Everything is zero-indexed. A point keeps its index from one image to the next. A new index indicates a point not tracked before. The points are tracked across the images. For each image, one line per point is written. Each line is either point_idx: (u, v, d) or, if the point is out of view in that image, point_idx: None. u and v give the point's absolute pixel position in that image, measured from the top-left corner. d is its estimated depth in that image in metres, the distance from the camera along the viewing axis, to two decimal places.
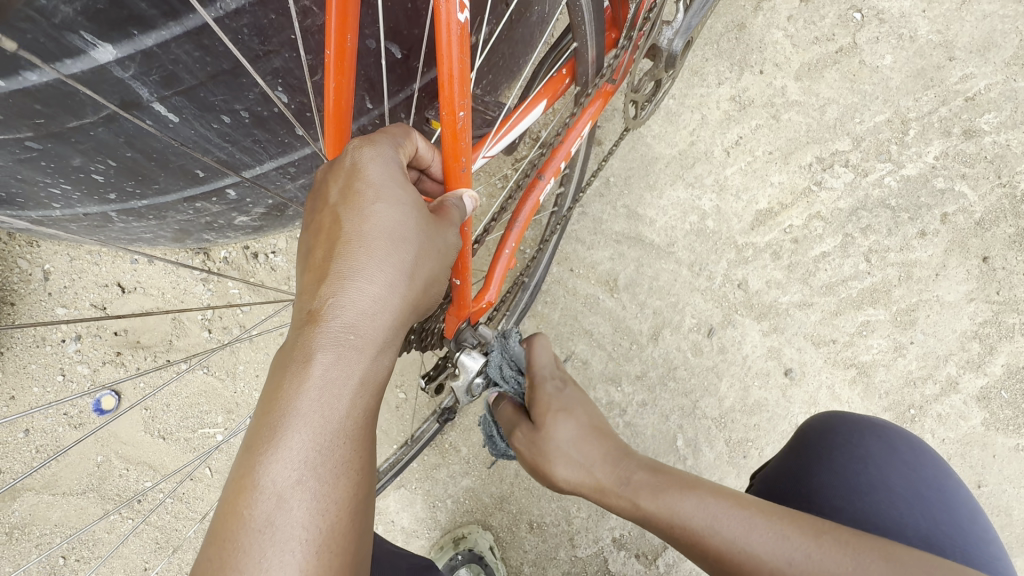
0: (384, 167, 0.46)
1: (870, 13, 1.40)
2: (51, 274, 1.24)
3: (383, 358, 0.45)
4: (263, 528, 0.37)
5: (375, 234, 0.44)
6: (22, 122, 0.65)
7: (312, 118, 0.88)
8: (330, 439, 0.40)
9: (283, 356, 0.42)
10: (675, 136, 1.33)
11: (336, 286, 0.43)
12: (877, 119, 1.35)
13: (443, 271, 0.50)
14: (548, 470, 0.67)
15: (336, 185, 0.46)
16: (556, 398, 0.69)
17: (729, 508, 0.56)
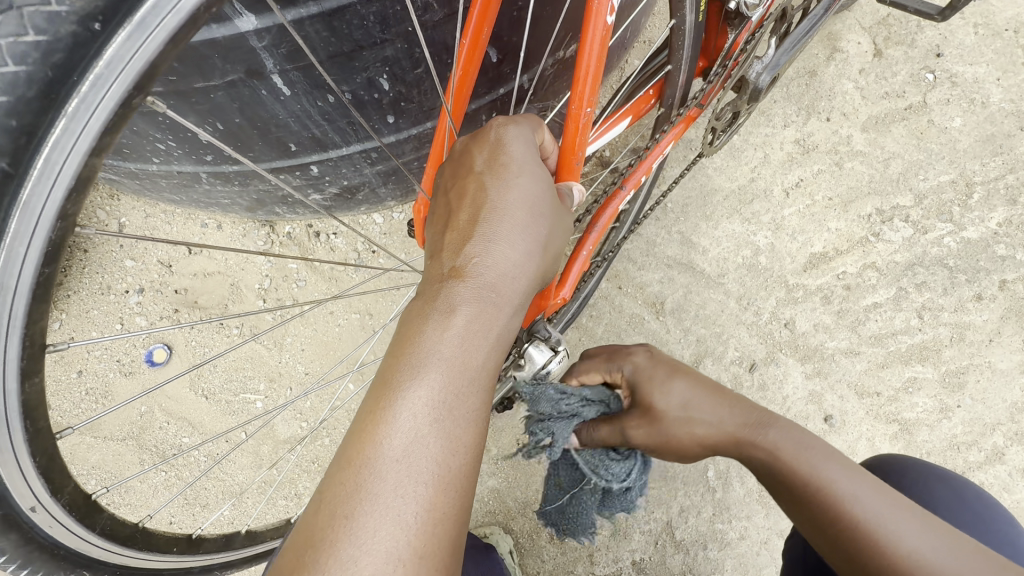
0: (523, 146, 0.53)
1: (942, 75, 1.43)
2: (126, 227, 1.30)
3: (510, 319, 0.50)
4: (402, 452, 0.42)
5: (515, 204, 0.50)
6: (157, 77, 0.70)
7: (404, 108, 0.93)
8: (464, 382, 0.45)
9: (425, 305, 0.47)
10: (736, 171, 1.35)
11: (480, 247, 0.49)
12: (941, 178, 1.35)
13: (562, 248, 0.55)
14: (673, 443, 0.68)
15: (481, 158, 0.52)
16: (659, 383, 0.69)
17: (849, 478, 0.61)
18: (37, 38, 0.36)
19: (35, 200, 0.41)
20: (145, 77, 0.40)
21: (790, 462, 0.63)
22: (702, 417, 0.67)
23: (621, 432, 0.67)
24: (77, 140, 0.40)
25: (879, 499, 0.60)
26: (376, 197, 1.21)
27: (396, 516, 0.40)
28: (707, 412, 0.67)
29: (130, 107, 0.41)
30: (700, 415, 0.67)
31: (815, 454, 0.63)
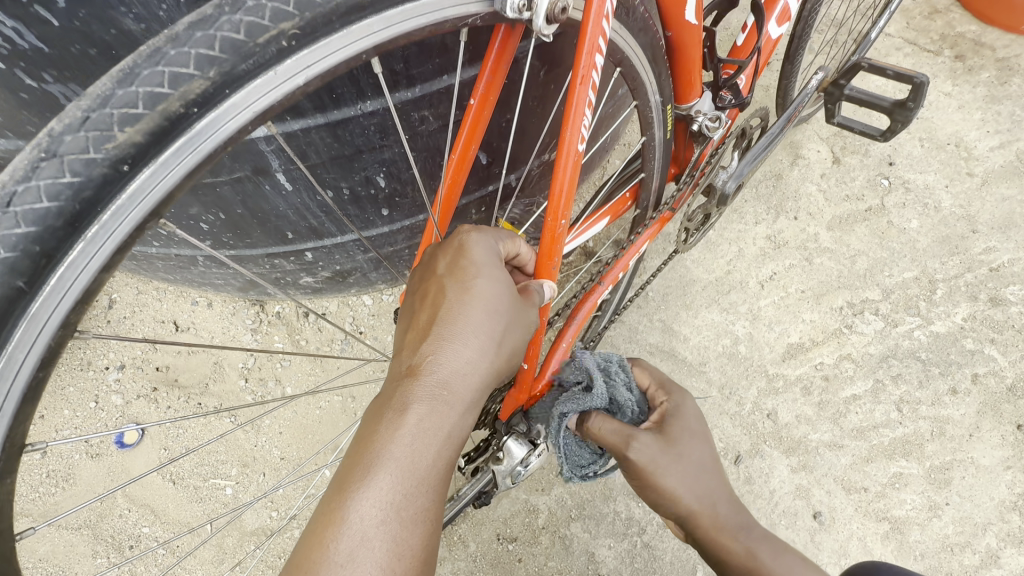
0: (482, 247, 0.57)
1: (896, 182, 1.56)
2: (115, 303, 1.32)
3: (466, 416, 0.51)
4: (347, 556, 0.42)
5: (472, 302, 0.53)
6: None
7: (398, 202, 0.99)
8: (414, 482, 0.46)
9: (381, 402, 0.49)
10: (712, 263, 1.42)
11: (436, 345, 0.51)
12: (905, 275, 1.43)
13: (524, 342, 0.57)
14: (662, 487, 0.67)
15: (442, 261, 0.56)
16: (683, 421, 0.71)
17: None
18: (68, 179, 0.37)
19: (43, 310, 0.39)
20: (164, 201, 0.42)
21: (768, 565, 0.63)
22: (698, 483, 0.67)
23: (627, 445, 0.68)
24: (93, 257, 0.40)
25: None
26: (367, 281, 1.25)
27: None
28: (705, 479, 0.67)
29: (144, 228, 0.42)
30: (696, 478, 0.67)
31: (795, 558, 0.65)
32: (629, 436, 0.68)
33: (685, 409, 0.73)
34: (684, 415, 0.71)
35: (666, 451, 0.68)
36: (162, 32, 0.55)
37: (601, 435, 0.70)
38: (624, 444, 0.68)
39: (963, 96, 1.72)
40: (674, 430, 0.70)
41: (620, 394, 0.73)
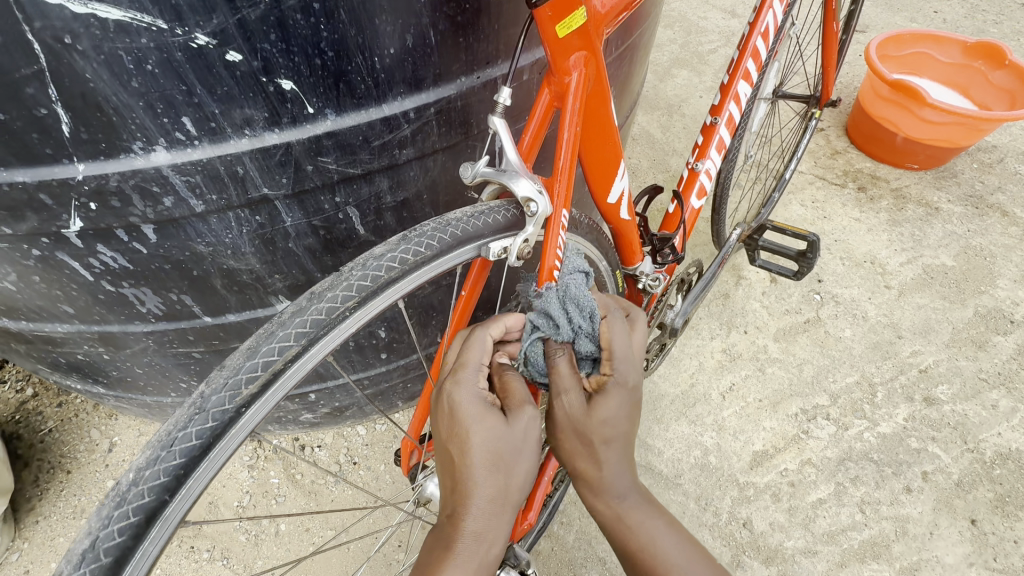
0: (468, 401, 0.66)
1: (827, 296, 1.80)
2: (117, 446, 1.37)
3: (494, 547, 0.64)
4: None
5: (480, 448, 0.64)
6: (203, 342, 0.88)
7: (396, 346, 1.14)
8: None
9: (430, 551, 0.63)
10: (676, 377, 1.58)
11: (462, 496, 0.64)
12: (847, 380, 1.60)
13: (529, 458, 0.67)
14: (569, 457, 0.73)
15: (444, 424, 0.67)
16: (603, 414, 0.71)
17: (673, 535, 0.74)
18: (211, 424, 0.49)
19: (172, 514, 0.49)
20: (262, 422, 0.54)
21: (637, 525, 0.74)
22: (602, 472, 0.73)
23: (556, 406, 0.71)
24: (212, 470, 0.51)
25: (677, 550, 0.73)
26: (362, 413, 1.35)
27: None
28: (603, 464, 0.72)
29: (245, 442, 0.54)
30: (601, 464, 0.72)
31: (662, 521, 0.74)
32: (558, 392, 0.70)
33: (620, 387, 0.72)
34: (609, 404, 0.71)
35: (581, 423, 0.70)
36: (225, 251, 0.72)
37: (553, 372, 0.71)
38: (554, 396, 0.71)
39: (870, 220, 2.05)
40: (597, 408, 0.70)
41: (582, 347, 0.72)
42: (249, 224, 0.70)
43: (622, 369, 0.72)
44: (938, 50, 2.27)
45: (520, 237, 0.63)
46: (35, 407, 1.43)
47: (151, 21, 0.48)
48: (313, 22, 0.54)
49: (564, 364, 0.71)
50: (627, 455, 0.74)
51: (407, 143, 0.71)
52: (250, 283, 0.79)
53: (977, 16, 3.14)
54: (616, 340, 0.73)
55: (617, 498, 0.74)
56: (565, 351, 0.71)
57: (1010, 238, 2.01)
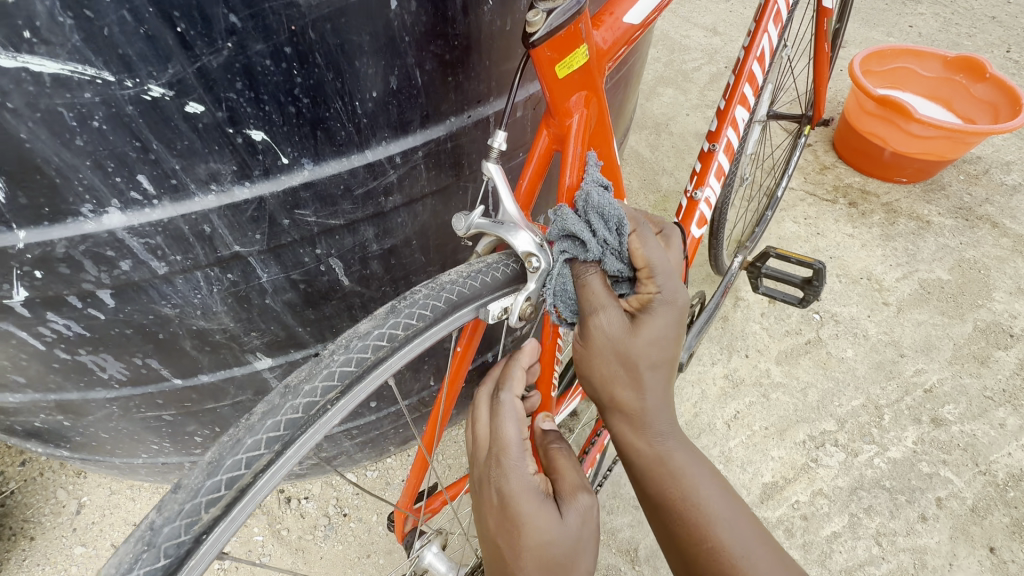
0: (521, 492, 0.59)
1: (826, 315, 1.77)
2: (86, 507, 1.28)
3: None
4: None
5: (533, 549, 0.57)
6: (174, 403, 0.81)
7: (385, 393, 1.07)
8: None
9: None
10: (679, 407, 1.53)
11: None
12: (853, 403, 1.56)
13: (586, 555, 0.60)
14: (606, 385, 0.64)
15: (493, 517, 0.60)
16: (647, 345, 0.62)
17: (719, 487, 0.65)
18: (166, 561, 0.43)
19: None
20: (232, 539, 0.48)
21: (680, 465, 0.65)
22: (643, 405, 0.64)
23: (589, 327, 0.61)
24: None
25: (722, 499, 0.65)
26: (352, 461, 1.27)
27: None
28: (643, 398, 0.64)
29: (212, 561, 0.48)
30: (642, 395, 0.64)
31: (705, 468, 0.66)
32: (592, 311, 0.60)
33: (665, 306, 0.62)
34: (650, 324, 0.62)
35: (622, 347, 0.61)
36: (193, 312, 0.65)
37: (584, 290, 0.60)
38: (588, 314, 0.60)
39: (863, 235, 2.03)
40: (643, 328, 0.61)
41: (613, 266, 0.61)
42: (220, 283, 0.63)
43: (668, 289, 0.62)
44: (919, 65, 2.29)
45: (525, 290, 0.57)
46: None
47: (96, 73, 0.45)
48: (283, 68, 0.50)
49: (597, 282, 0.60)
50: (670, 378, 0.65)
51: (394, 189, 0.65)
52: (224, 343, 0.72)
53: (950, 30, 3.20)
54: (655, 255, 0.62)
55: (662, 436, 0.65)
56: (595, 271, 0.60)
57: (1002, 250, 2.01)
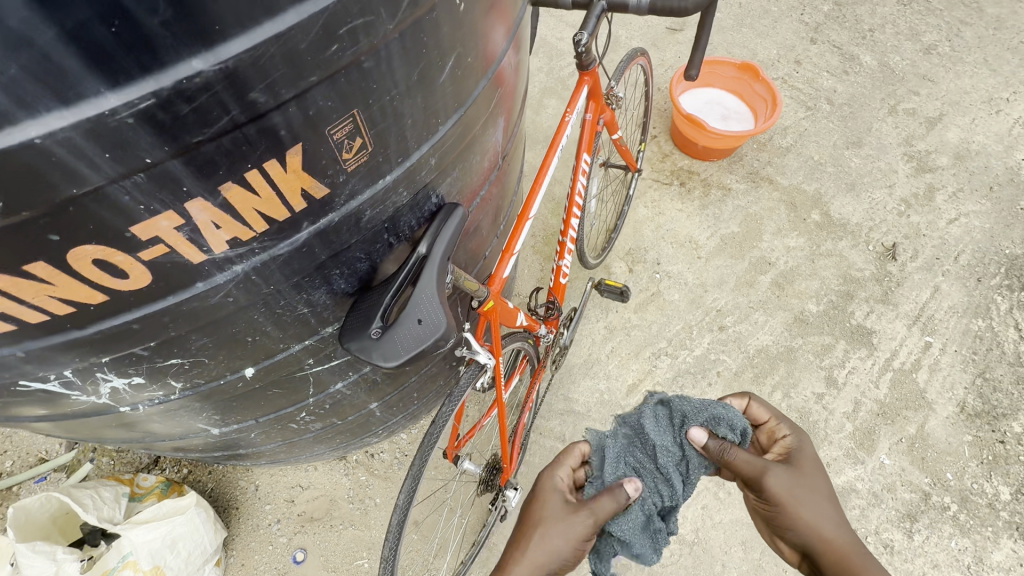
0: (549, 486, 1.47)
1: (663, 274, 2.86)
2: (261, 484, 2.26)
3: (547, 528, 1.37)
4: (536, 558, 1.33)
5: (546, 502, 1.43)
6: (337, 428, 1.78)
7: (424, 396, 2.05)
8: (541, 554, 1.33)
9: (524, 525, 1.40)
10: (580, 352, 2.63)
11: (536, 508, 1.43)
12: (676, 327, 2.70)
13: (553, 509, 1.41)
14: (788, 504, 1.35)
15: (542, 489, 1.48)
16: (798, 481, 1.37)
17: (856, 547, 1.32)
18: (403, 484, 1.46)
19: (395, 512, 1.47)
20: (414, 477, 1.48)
21: (836, 538, 1.34)
22: (816, 518, 1.34)
23: (767, 477, 1.36)
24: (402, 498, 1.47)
25: (859, 550, 1.32)
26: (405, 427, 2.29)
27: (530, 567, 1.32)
28: (825, 523, 1.34)
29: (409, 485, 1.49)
30: (817, 514, 1.34)
31: (850, 540, 1.33)
32: (767, 475, 1.36)
33: (800, 459, 1.42)
34: (803, 473, 1.39)
35: (789, 481, 1.36)
36: (355, 398, 1.60)
37: (751, 466, 1.37)
38: (765, 478, 1.36)
39: (689, 207, 3.08)
40: (795, 476, 1.38)
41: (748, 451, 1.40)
42: (366, 386, 1.58)
43: (796, 449, 1.44)
44: (721, 68, 3.18)
45: (488, 370, 1.53)
46: (195, 477, 2.25)
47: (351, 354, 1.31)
48: None
49: (743, 461, 1.38)
50: (818, 498, 1.36)
51: None
52: (364, 403, 1.68)
53: None
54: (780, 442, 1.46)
55: (839, 536, 1.34)
56: (728, 444, 1.38)
57: (772, 202, 3.12)
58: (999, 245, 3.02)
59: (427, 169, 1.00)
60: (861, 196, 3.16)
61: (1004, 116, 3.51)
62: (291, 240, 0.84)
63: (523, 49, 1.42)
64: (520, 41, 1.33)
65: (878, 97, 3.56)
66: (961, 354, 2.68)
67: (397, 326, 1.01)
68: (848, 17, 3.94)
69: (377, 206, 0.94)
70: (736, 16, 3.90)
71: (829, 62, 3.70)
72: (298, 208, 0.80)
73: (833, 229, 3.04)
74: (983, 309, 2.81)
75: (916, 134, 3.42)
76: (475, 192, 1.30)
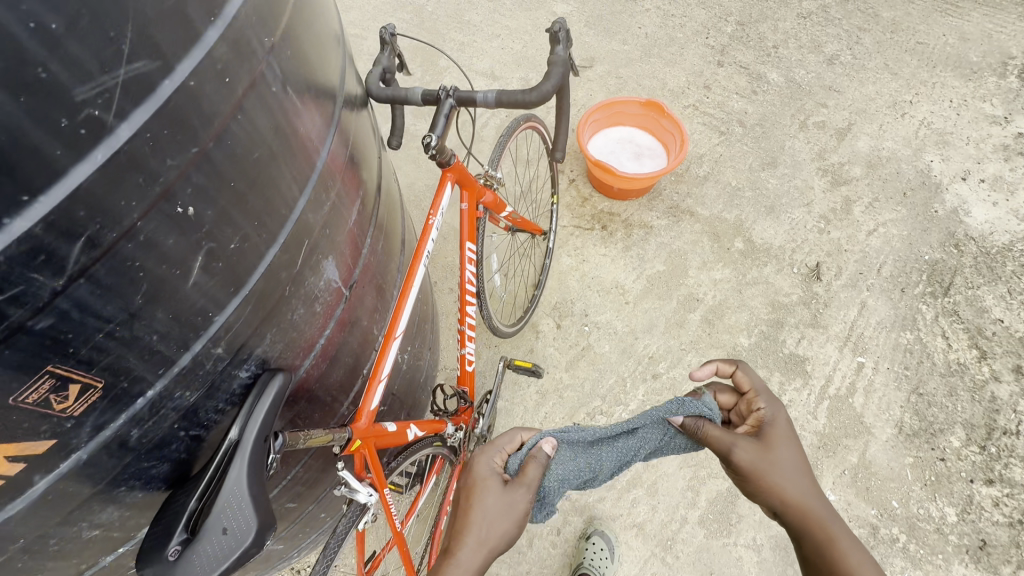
0: (486, 466, 1.39)
1: (592, 325, 2.79)
2: None
3: (489, 512, 1.30)
4: (478, 544, 1.26)
5: (486, 484, 1.35)
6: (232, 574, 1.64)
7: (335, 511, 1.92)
8: (483, 541, 1.26)
9: (463, 511, 1.31)
10: (512, 422, 2.54)
11: (475, 490, 1.34)
12: (609, 382, 2.63)
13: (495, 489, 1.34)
14: (758, 473, 1.32)
15: (479, 469, 1.39)
16: (769, 449, 1.34)
17: (825, 512, 1.30)
18: None
19: None
20: None
21: (809, 505, 1.31)
22: (786, 484, 1.30)
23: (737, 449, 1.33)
24: None
25: (827, 515, 1.30)
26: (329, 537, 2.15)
27: (474, 555, 1.25)
28: (795, 492, 1.31)
29: None
30: (785, 481, 1.31)
31: (820, 506, 1.31)
32: (735, 446, 1.33)
33: (773, 428, 1.37)
34: (775, 442, 1.35)
35: (758, 452, 1.33)
36: None
37: (719, 436, 1.36)
38: (732, 450, 1.33)
39: (612, 251, 3.03)
40: (766, 447, 1.34)
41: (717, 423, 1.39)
42: None
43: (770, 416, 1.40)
44: (626, 106, 3.16)
45: (371, 507, 1.42)
46: None
47: None
48: None
49: (715, 433, 1.36)
50: (790, 466, 1.32)
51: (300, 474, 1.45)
52: None
53: (668, 23, 4.06)
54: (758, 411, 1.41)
55: (808, 503, 1.31)
56: (701, 419, 1.38)
57: (695, 235, 3.09)
58: (919, 252, 3.04)
59: (214, 358, 0.90)
60: (780, 218, 3.16)
61: (909, 119, 3.57)
62: (24, 497, 0.73)
63: (356, 163, 1.32)
64: (347, 163, 1.22)
65: (788, 114, 3.60)
66: (894, 371, 2.66)
67: (196, 547, 0.90)
68: (751, 36, 4.00)
69: (148, 421, 0.83)
70: (643, 48, 3.92)
71: (737, 84, 3.74)
72: (15, 469, 0.69)
73: (757, 256, 3.03)
74: (910, 321, 2.81)
75: (828, 147, 3.45)
76: (315, 337, 1.19)
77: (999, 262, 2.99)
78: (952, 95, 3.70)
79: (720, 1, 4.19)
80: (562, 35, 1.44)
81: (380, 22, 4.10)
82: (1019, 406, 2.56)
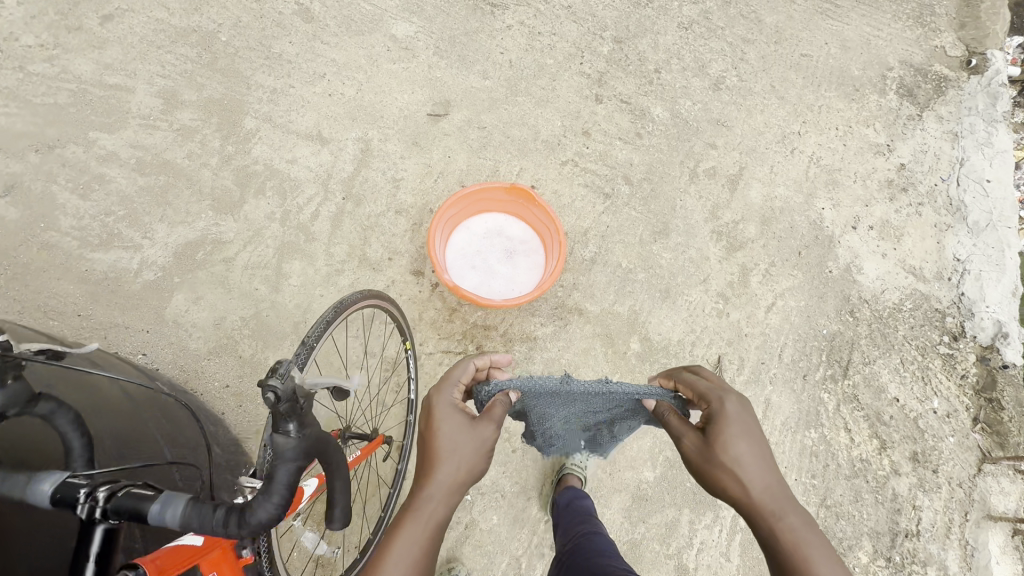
0: (444, 403, 1.50)
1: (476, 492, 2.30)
2: None
3: (456, 446, 1.42)
4: (447, 482, 1.38)
5: (448, 419, 1.46)
6: None
7: None
8: (456, 478, 1.39)
9: (428, 447, 1.43)
10: None
11: (437, 425, 1.45)
12: (504, 565, 2.26)
13: (456, 423, 1.46)
14: (708, 468, 1.41)
15: (438, 404, 1.50)
16: (721, 438, 1.41)
17: (777, 492, 1.35)
18: None
19: None
20: None
21: (757, 494, 1.35)
22: (739, 473, 1.37)
23: (690, 441, 1.47)
24: None
25: (775, 493, 1.35)
26: None
27: (443, 490, 1.37)
28: (745, 481, 1.36)
29: None
30: (735, 471, 1.38)
31: (775, 491, 1.36)
32: (685, 436, 1.49)
33: (728, 418, 1.44)
34: (728, 429, 1.42)
35: (709, 446, 1.42)
36: None
37: (681, 425, 1.53)
38: (683, 437, 1.50)
39: None
40: (715, 440, 1.41)
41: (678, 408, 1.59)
42: None
43: (731, 404, 1.46)
44: (489, 192, 2.49)
45: None
46: None
47: None
48: None
49: (675, 420, 1.55)
50: (742, 454, 1.39)
51: None
52: None
53: (535, 44, 3.29)
54: (719, 400, 1.47)
55: (762, 492, 1.35)
56: (667, 410, 1.59)
57: (586, 340, 2.65)
58: (816, 325, 2.81)
59: None
60: (677, 304, 2.78)
61: (799, 157, 3.26)
62: None
63: None
64: None
65: (676, 162, 3.13)
66: (801, 484, 2.50)
67: None
68: (631, 57, 3.36)
69: None
70: (508, 82, 3.18)
71: (619, 125, 3.18)
72: None
73: (654, 357, 2.67)
74: (813, 417, 2.62)
75: (721, 203, 3.06)
76: None
77: (891, 327, 2.84)
78: (838, 121, 3.41)
79: (592, 8, 3.42)
80: (290, 401, 1.12)
81: (151, 61, 2.97)
82: (917, 500, 2.52)
